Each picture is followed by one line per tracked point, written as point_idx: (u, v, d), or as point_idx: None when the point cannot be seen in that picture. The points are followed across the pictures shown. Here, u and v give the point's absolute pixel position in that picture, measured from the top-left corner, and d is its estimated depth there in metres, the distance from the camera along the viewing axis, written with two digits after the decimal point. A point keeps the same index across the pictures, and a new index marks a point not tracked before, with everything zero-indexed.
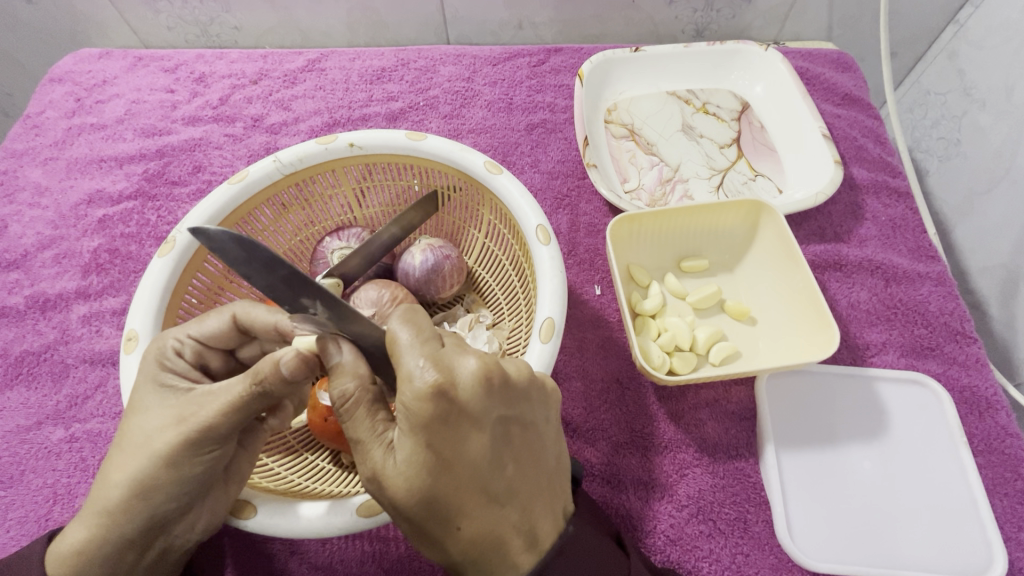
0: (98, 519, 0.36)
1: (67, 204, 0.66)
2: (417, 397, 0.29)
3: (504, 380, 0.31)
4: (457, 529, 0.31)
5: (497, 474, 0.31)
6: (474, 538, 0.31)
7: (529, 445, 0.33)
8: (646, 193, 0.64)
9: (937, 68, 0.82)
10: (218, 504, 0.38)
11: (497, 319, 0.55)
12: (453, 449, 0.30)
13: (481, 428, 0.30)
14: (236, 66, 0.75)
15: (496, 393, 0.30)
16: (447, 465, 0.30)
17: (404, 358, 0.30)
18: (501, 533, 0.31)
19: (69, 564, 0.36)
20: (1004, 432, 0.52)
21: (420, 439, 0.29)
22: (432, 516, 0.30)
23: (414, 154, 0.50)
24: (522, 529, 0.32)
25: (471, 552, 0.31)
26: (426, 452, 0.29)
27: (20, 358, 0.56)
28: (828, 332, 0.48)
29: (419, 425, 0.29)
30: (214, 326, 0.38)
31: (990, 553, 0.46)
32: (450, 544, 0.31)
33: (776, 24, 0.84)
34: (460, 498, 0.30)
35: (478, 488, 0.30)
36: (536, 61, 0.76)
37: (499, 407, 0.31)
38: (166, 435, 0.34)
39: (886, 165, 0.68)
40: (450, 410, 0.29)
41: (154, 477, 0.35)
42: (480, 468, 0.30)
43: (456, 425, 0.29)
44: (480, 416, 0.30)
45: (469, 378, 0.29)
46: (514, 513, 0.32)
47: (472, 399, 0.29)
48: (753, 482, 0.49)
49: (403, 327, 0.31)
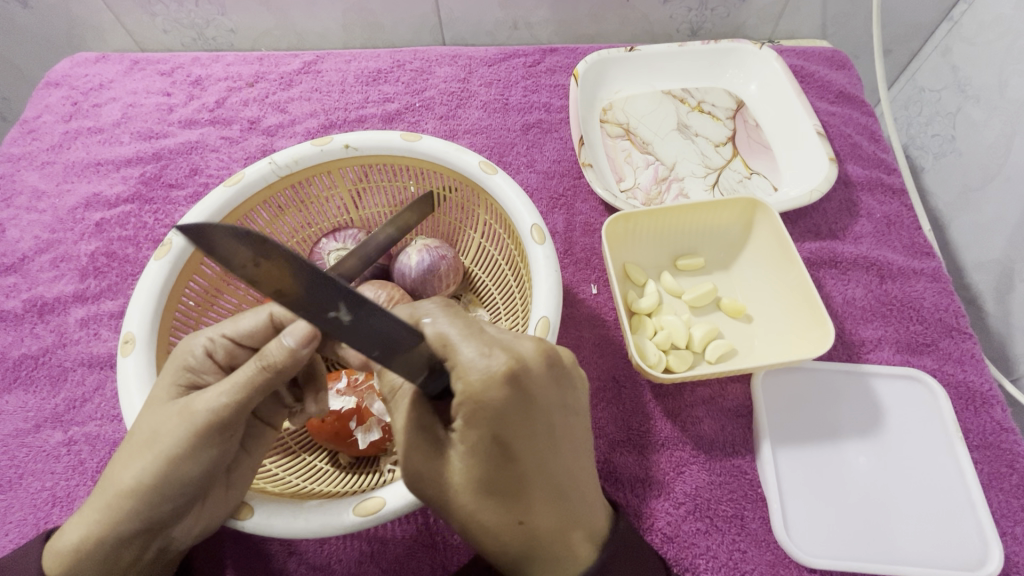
0: (99, 515, 0.36)
1: (64, 208, 0.66)
2: (486, 384, 0.29)
3: (561, 365, 0.32)
4: (518, 522, 0.31)
5: (558, 468, 0.32)
6: (534, 532, 0.32)
7: (577, 434, 0.33)
8: (641, 192, 0.64)
9: (932, 64, 0.82)
10: (217, 508, 0.38)
11: (493, 320, 0.55)
12: (518, 440, 0.30)
13: (547, 415, 0.30)
14: (231, 68, 0.76)
15: (555, 380, 0.31)
16: (513, 456, 0.30)
17: (462, 348, 0.30)
18: (561, 525, 0.32)
19: (67, 561, 0.37)
20: (1000, 428, 0.52)
21: (490, 430, 0.29)
22: (492, 509, 0.31)
23: (409, 154, 0.50)
24: (580, 520, 0.34)
25: (530, 546, 0.32)
26: (494, 444, 0.29)
27: (17, 362, 0.56)
28: (822, 328, 0.48)
29: (488, 416, 0.29)
30: (252, 324, 0.39)
31: (987, 548, 0.45)
32: (509, 538, 0.32)
33: (770, 22, 0.84)
34: (520, 492, 0.31)
35: (541, 482, 0.31)
36: (531, 62, 0.76)
37: (558, 393, 0.31)
38: (172, 429, 0.34)
39: (880, 161, 0.68)
40: (522, 396, 0.29)
41: (155, 475, 0.35)
42: (541, 462, 0.31)
43: (526, 418, 0.29)
44: (546, 406, 0.30)
45: (534, 356, 0.30)
46: (573, 503, 0.33)
47: (540, 382, 0.30)
48: (750, 479, 0.49)
49: (454, 322, 0.31)
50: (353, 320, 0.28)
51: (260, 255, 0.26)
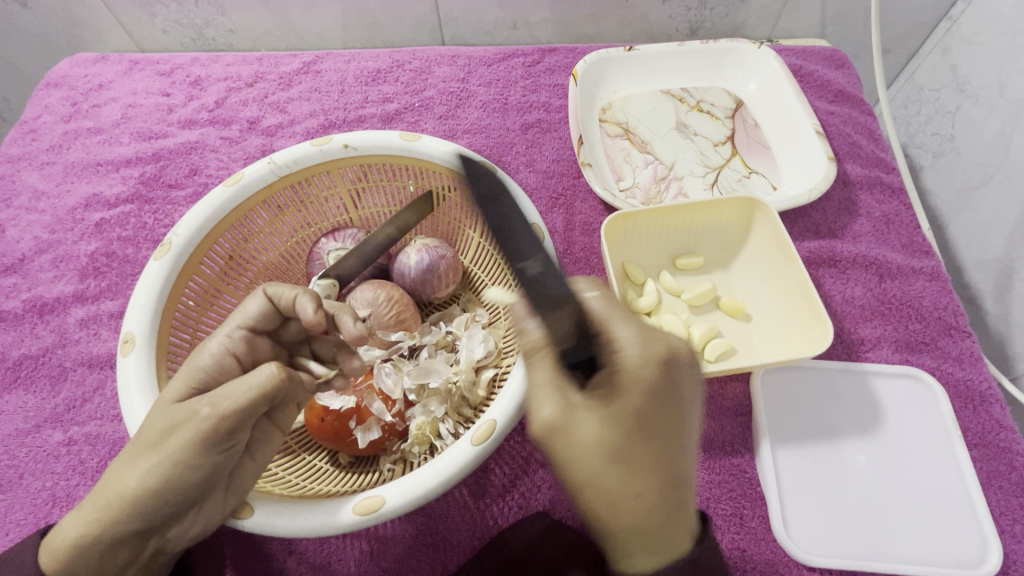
0: (99, 513, 0.36)
1: (64, 208, 0.66)
2: (643, 357, 0.32)
3: (697, 367, 0.35)
4: (637, 497, 0.29)
5: (679, 458, 0.31)
6: (651, 511, 0.30)
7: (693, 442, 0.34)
8: (640, 192, 0.64)
9: (931, 63, 0.83)
10: (214, 512, 0.38)
11: (492, 319, 0.54)
12: (656, 413, 0.31)
13: (682, 403, 0.32)
14: (231, 68, 0.76)
15: (690, 378, 0.34)
16: (649, 429, 0.30)
17: (617, 329, 0.33)
18: (671, 514, 0.31)
19: (65, 558, 0.37)
20: (999, 426, 0.52)
21: (641, 395, 0.31)
22: (619, 474, 0.29)
23: (408, 154, 0.50)
24: (683, 519, 0.32)
25: (642, 526, 0.30)
26: (637, 410, 0.30)
27: (17, 362, 0.56)
28: (821, 327, 0.48)
29: (643, 386, 0.31)
30: (257, 310, 0.40)
31: (986, 548, 0.45)
32: (627, 511, 0.29)
33: (770, 21, 0.84)
34: (646, 463, 0.30)
35: (665, 461, 0.30)
36: (531, 61, 0.76)
37: (691, 389, 0.34)
38: (180, 431, 0.35)
39: (879, 160, 0.68)
40: (670, 376, 0.32)
41: (157, 476, 0.35)
42: (671, 442, 0.31)
43: (666, 395, 0.31)
44: (682, 396, 0.33)
45: (683, 350, 0.34)
46: (682, 500, 0.32)
47: (683, 370, 0.33)
48: (749, 478, 0.49)
49: (613, 307, 0.35)
50: None
51: None
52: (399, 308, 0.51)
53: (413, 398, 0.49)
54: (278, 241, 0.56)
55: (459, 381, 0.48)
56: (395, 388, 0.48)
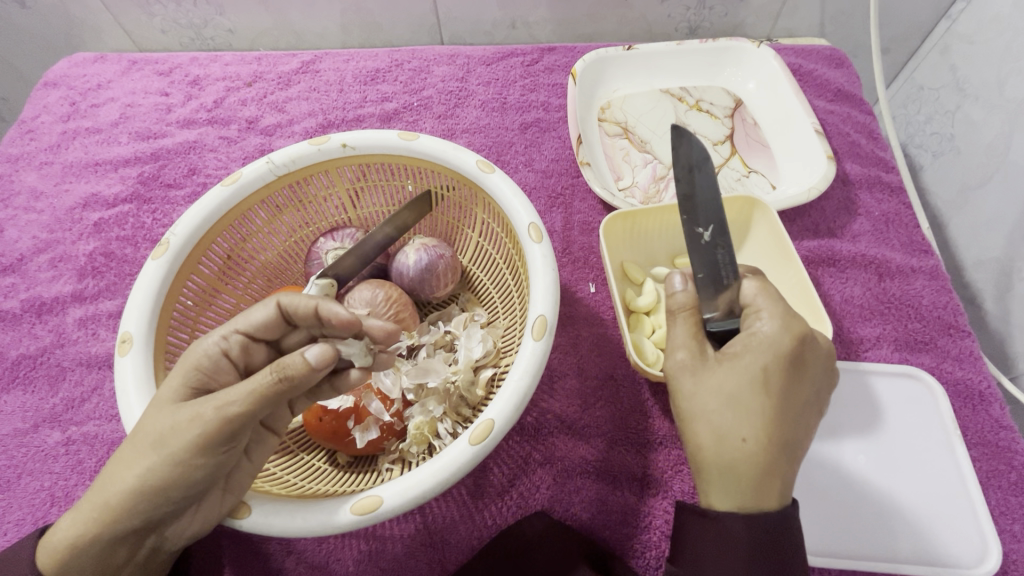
0: (96, 514, 0.36)
1: (62, 208, 0.66)
2: (779, 333, 0.35)
3: (832, 362, 0.38)
4: (742, 439, 0.33)
5: (795, 426, 0.34)
6: (756, 458, 0.33)
7: (814, 425, 0.36)
8: (639, 191, 0.64)
9: (931, 63, 0.82)
10: (213, 510, 0.38)
11: (491, 318, 0.54)
12: (779, 379, 0.34)
13: (808, 381, 0.35)
14: (230, 68, 0.76)
15: (821, 365, 0.36)
16: (769, 388, 0.34)
17: (772, 303, 0.36)
18: (775, 468, 0.33)
19: (61, 557, 0.37)
20: (998, 425, 0.52)
21: (771, 356, 0.34)
22: (729, 415, 0.34)
23: (407, 154, 0.50)
24: (788, 485, 0.34)
25: (746, 469, 0.33)
26: (762, 369, 0.34)
27: (16, 362, 0.56)
28: (820, 326, 0.48)
29: (769, 350, 0.34)
30: (262, 318, 0.39)
31: (986, 547, 0.45)
32: (729, 448, 0.33)
33: (769, 21, 0.84)
34: (758, 414, 0.33)
35: (781, 420, 0.34)
36: (529, 61, 0.76)
37: (820, 375, 0.36)
38: (180, 434, 0.34)
39: (878, 160, 0.68)
40: (801, 355, 0.35)
41: (156, 477, 0.35)
42: (790, 406, 0.34)
43: (793, 366, 0.35)
44: (809, 375, 0.35)
45: (812, 342, 0.36)
46: (790, 463, 0.34)
47: (814, 353, 0.36)
48: None
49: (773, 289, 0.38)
50: (710, 240, 0.39)
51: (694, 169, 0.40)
52: (398, 307, 0.51)
53: (412, 398, 0.49)
54: (277, 240, 0.56)
55: (458, 380, 0.48)
56: (394, 388, 0.48)
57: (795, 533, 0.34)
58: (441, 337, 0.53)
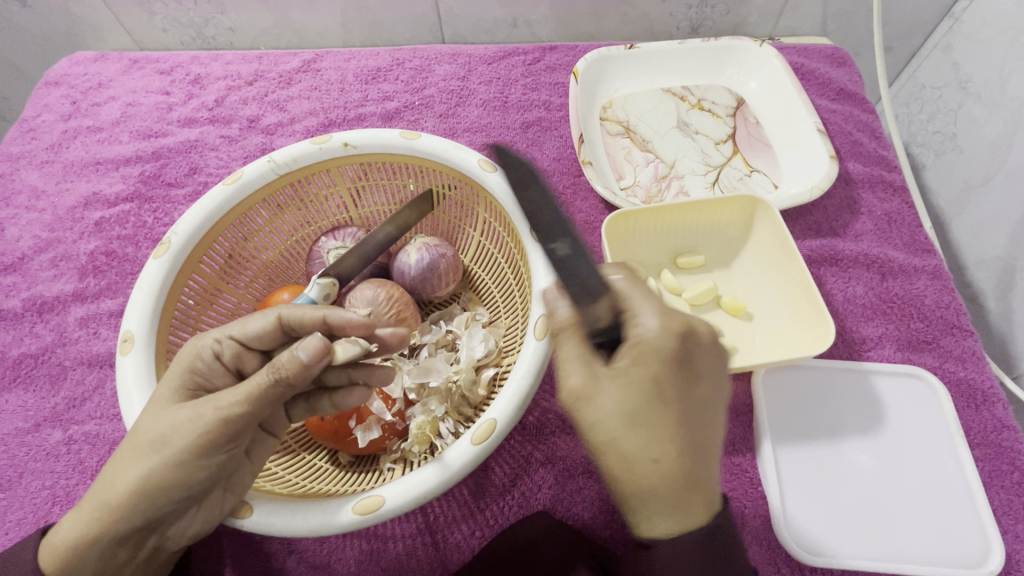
0: (98, 514, 0.36)
1: (63, 207, 0.66)
2: (659, 332, 0.33)
3: (718, 350, 0.36)
4: (652, 459, 0.31)
5: (701, 429, 0.32)
6: (668, 475, 0.31)
7: (719, 422, 0.34)
8: (641, 190, 0.64)
9: (933, 61, 0.82)
10: (214, 508, 0.38)
11: (493, 318, 0.54)
12: (673, 383, 0.32)
13: (699, 377, 0.33)
14: (231, 67, 0.76)
15: (710, 357, 0.35)
16: (666, 397, 0.32)
17: (642, 307, 0.35)
18: (691, 478, 0.31)
19: (63, 557, 0.37)
20: (1001, 425, 0.52)
21: (658, 365, 0.32)
22: (634, 437, 0.31)
23: (408, 153, 0.50)
24: (707, 490, 0.32)
25: (660, 489, 0.31)
26: (654, 380, 0.32)
27: (17, 361, 0.56)
28: (822, 325, 0.48)
29: (656, 359, 0.32)
30: (259, 327, 0.38)
31: (989, 547, 0.45)
32: (642, 473, 0.31)
33: (770, 20, 0.84)
34: (664, 429, 0.31)
35: (684, 429, 0.31)
36: (531, 59, 0.76)
37: (711, 368, 0.34)
38: (179, 435, 0.34)
39: (881, 159, 0.68)
40: (685, 355, 0.33)
41: (157, 478, 0.35)
42: (688, 412, 0.32)
43: (681, 367, 0.33)
44: (699, 370, 0.34)
45: (697, 330, 0.34)
46: (705, 467, 0.32)
47: (697, 348, 0.34)
48: (750, 477, 0.49)
49: (641, 286, 0.36)
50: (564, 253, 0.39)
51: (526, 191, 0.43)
52: (399, 306, 0.50)
53: (413, 397, 0.49)
54: (278, 240, 0.56)
55: (459, 380, 0.48)
56: (395, 388, 0.48)
57: (726, 535, 0.33)
58: (442, 336, 0.53)
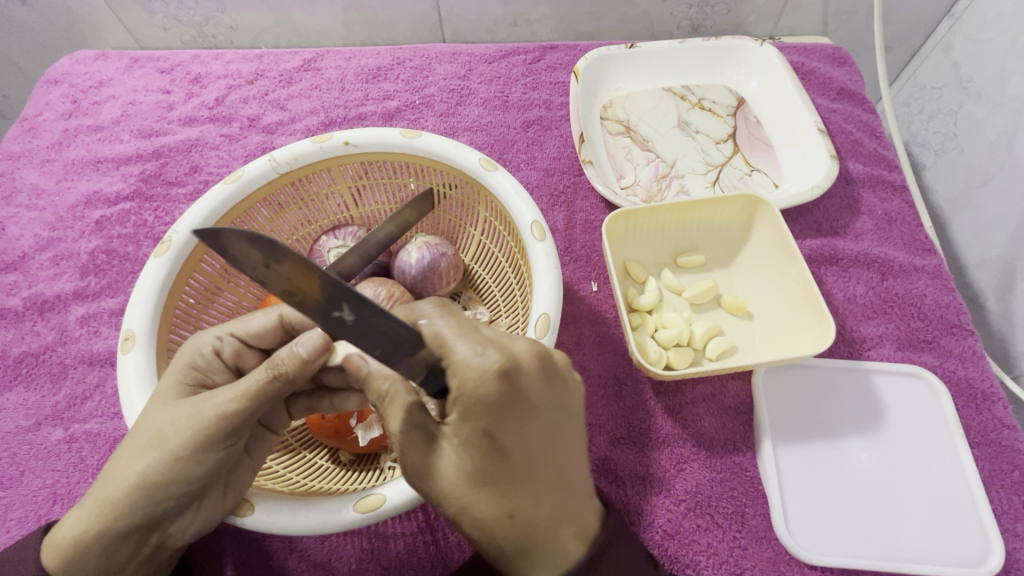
0: (99, 510, 0.36)
1: (64, 205, 0.66)
2: (476, 381, 0.29)
3: (557, 365, 0.31)
4: (508, 516, 0.31)
5: (550, 465, 0.31)
6: (526, 525, 0.31)
7: (579, 442, 0.32)
8: (642, 189, 0.64)
9: (934, 61, 0.82)
10: (214, 506, 0.37)
11: (494, 317, 0.54)
12: (510, 435, 0.29)
13: (537, 411, 0.30)
14: (231, 66, 0.76)
15: (548, 378, 0.30)
16: (504, 450, 0.30)
17: (455, 346, 0.30)
18: (551, 522, 0.31)
19: (65, 553, 0.37)
20: (1001, 425, 0.52)
21: (480, 422, 0.29)
22: (482, 500, 0.31)
23: (409, 152, 0.50)
24: (574, 519, 0.32)
25: (522, 540, 0.31)
26: (484, 438, 0.29)
27: (19, 359, 0.56)
28: (822, 324, 0.48)
29: (482, 411, 0.29)
30: (261, 325, 0.39)
31: (988, 546, 0.45)
32: (500, 530, 0.31)
33: (771, 19, 0.84)
34: (512, 485, 0.30)
35: (532, 477, 0.30)
36: (532, 59, 0.76)
37: (552, 393, 0.30)
38: (180, 430, 0.34)
39: (881, 158, 0.68)
40: (513, 396, 0.29)
41: (156, 474, 0.35)
42: (531, 457, 0.30)
43: (515, 411, 0.29)
44: (538, 402, 0.30)
45: (526, 358, 0.30)
46: (565, 503, 0.32)
47: (530, 379, 0.29)
48: (751, 476, 0.49)
49: (448, 321, 0.31)
50: (354, 319, 0.31)
51: (268, 257, 0.30)
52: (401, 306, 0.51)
53: None
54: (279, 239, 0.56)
55: None
56: None
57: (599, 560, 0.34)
58: None
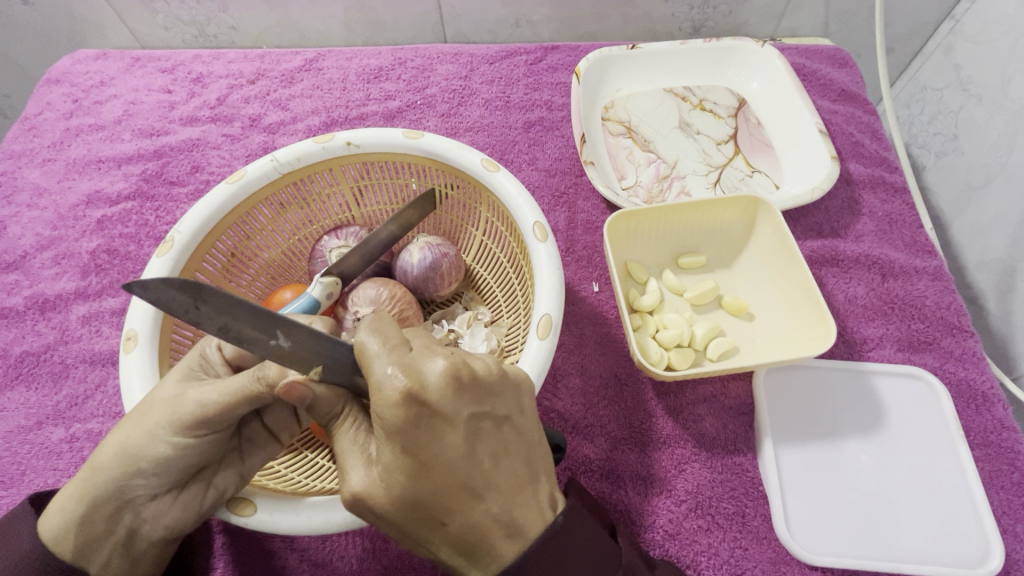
0: (87, 475, 0.37)
1: (66, 205, 0.66)
2: (389, 403, 0.29)
3: (473, 378, 0.31)
4: (442, 524, 0.31)
5: (475, 470, 0.31)
6: (459, 533, 0.31)
7: (508, 440, 0.32)
8: (643, 190, 0.64)
9: (935, 63, 0.82)
10: (193, 499, 0.38)
11: (495, 317, 0.55)
12: (430, 451, 0.30)
13: (452, 424, 0.30)
14: (233, 66, 0.76)
15: (465, 393, 0.30)
16: (425, 464, 0.30)
17: (374, 365, 0.30)
18: (483, 527, 0.31)
19: (52, 517, 0.37)
20: (1002, 426, 0.52)
21: (395, 444, 0.29)
22: (416, 518, 0.31)
23: (412, 152, 0.50)
24: (508, 522, 0.32)
25: (460, 547, 0.31)
26: (405, 455, 0.30)
27: (20, 358, 0.56)
28: (823, 327, 0.48)
29: (392, 433, 0.29)
30: None
31: (988, 547, 0.45)
32: (437, 540, 0.32)
33: (772, 20, 0.84)
34: (439, 497, 0.30)
35: (458, 484, 0.30)
36: (533, 59, 0.76)
37: (472, 403, 0.31)
38: (157, 410, 0.35)
39: (883, 160, 0.68)
40: (423, 413, 0.29)
41: (135, 449, 0.36)
42: (454, 466, 0.30)
43: (428, 427, 0.30)
44: (454, 415, 0.30)
45: (438, 380, 0.29)
46: (497, 503, 0.31)
47: (441, 397, 0.29)
48: (751, 477, 0.49)
49: (373, 336, 0.31)
50: (292, 345, 0.32)
51: (196, 300, 0.30)
52: (402, 305, 0.50)
53: None
54: (280, 239, 0.56)
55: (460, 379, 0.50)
56: None
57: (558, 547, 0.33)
58: (445, 335, 0.54)
